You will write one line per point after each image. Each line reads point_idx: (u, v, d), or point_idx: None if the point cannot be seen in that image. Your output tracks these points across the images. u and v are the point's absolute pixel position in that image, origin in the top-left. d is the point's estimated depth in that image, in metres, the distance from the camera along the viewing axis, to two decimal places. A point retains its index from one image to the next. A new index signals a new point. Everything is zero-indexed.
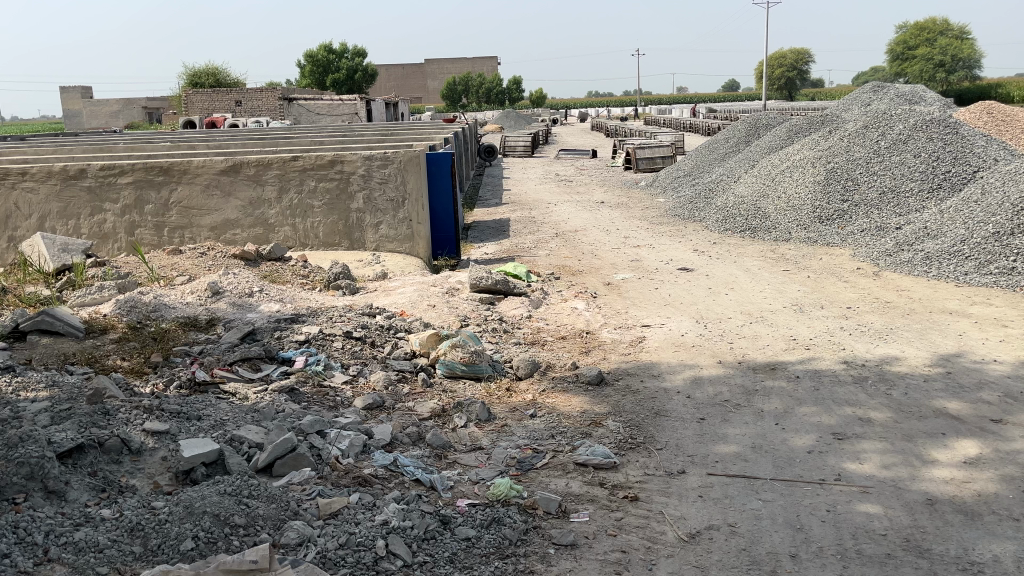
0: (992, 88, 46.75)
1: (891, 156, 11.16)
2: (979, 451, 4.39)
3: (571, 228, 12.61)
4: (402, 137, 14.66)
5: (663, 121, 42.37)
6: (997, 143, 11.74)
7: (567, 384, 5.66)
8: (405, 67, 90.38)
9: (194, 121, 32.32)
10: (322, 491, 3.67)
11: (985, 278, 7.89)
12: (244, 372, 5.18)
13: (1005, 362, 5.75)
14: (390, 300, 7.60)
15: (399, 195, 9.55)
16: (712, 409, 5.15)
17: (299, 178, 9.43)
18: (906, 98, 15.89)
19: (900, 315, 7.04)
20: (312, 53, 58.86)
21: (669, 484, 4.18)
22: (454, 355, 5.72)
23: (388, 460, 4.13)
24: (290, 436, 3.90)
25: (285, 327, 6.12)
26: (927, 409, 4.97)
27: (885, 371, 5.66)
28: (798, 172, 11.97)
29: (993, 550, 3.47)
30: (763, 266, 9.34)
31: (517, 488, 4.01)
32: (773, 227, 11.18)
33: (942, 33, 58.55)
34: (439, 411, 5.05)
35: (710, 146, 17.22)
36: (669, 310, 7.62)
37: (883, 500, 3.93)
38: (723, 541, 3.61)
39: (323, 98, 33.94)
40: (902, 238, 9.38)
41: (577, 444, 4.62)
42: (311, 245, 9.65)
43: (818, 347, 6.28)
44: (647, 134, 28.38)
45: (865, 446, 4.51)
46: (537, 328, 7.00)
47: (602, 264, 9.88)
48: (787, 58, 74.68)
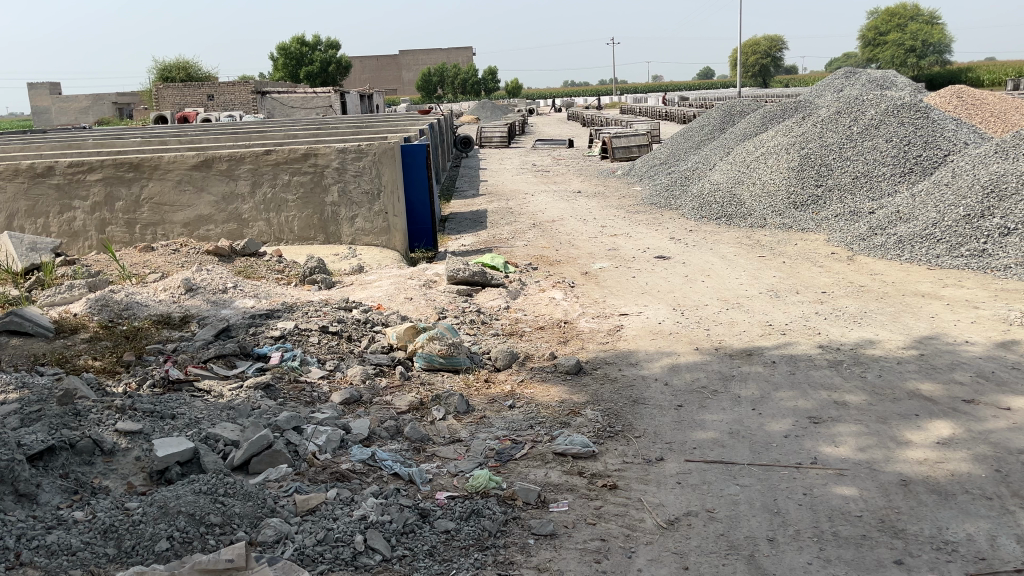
0: (962, 73, 47.33)
1: (863, 141, 11.26)
2: (952, 432, 4.44)
3: (548, 218, 12.61)
4: (377, 129, 14.53)
5: (639, 110, 42.52)
6: (966, 127, 11.87)
7: (545, 374, 5.67)
8: (380, 59, 89.86)
9: (166, 115, 31.89)
10: (299, 488, 3.64)
11: (957, 261, 7.99)
12: (218, 368, 5.12)
13: (977, 343, 5.82)
14: (367, 293, 7.56)
15: (375, 187, 9.48)
16: (689, 396, 5.18)
17: (273, 172, 9.34)
18: (877, 83, 16.03)
19: (874, 299, 7.11)
20: (285, 45, 58.17)
21: (648, 471, 4.20)
22: (432, 347, 5.70)
23: (365, 455, 4.10)
24: (266, 433, 3.86)
25: (260, 323, 6.05)
26: (901, 391, 5.03)
27: (860, 355, 5.71)
28: (772, 159, 12.03)
29: (967, 529, 3.51)
30: (738, 253, 9.40)
31: (497, 479, 4.01)
32: (748, 213, 11.24)
33: (913, 18, 59.04)
34: (417, 403, 5.03)
35: (685, 134, 17.26)
36: (646, 298, 7.64)
37: (859, 481, 3.97)
38: (702, 527, 3.63)
39: (296, 90, 33.56)
40: (875, 222, 9.46)
41: (556, 434, 4.62)
42: (286, 240, 9.56)
43: (793, 332, 6.33)
44: (623, 123, 28.43)
45: (840, 429, 4.56)
46: (515, 319, 6.99)
47: (579, 254, 9.88)
48: (761, 45, 74.89)
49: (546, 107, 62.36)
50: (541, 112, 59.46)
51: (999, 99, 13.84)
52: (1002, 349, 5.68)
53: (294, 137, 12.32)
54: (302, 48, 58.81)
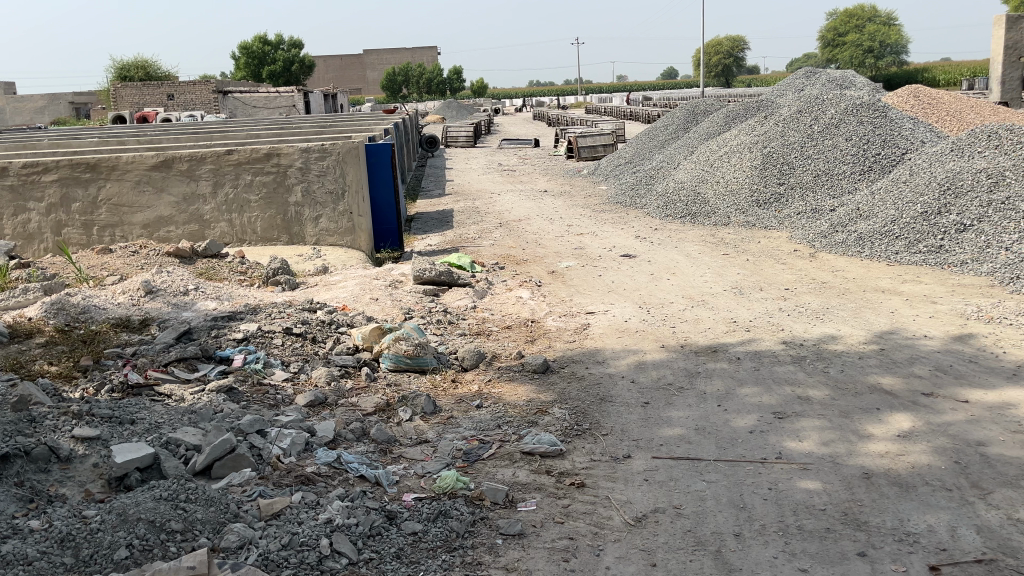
0: (918, 73, 48.41)
1: (824, 139, 11.43)
2: (912, 425, 4.52)
3: (515, 217, 12.61)
4: (341, 128, 14.40)
5: (604, 110, 42.71)
6: (923, 125, 12.10)
7: (512, 373, 5.65)
8: (344, 58, 89.17)
9: (125, 115, 31.31)
10: (262, 492, 3.59)
11: (915, 257, 8.14)
12: (179, 372, 5.02)
13: (935, 337, 5.94)
14: (331, 294, 7.48)
15: (339, 186, 9.38)
16: (655, 393, 5.20)
17: (234, 172, 9.21)
18: (837, 83, 16.28)
19: (835, 295, 7.21)
20: (246, 45, 57.44)
21: (616, 469, 4.21)
22: (398, 348, 5.66)
23: (331, 458, 4.05)
24: (228, 436, 3.79)
25: (223, 325, 5.95)
26: (862, 386, 5.11)
27: (822, 350, 5.79)
28: (735, 158, 12.15)
29: (928, 521, 3.57)
30: (703, 251, 9.48)
31: (464, 480, 3.99)
32: (712, 212, 11.34)
33: (870, 19, 60.20)
34: (383, 404, 4.99)
35: (649, 133, 17.36)
36: (613, 296, 7.67)
37: (822, 475, 4.02)
38: (669, 523, 3.65)
39: (258, 90, 33.13)
40: (836, 219, 9.60)
41: (523, 433, 4.61)
42: (249, 241, 9.43)
43: (757, 329, 6.40)
44: (589, 122, 28.54)
45: (804, 424, 4.61)
46: (482, 319, 6.97)
47: (546, 253, 9.88)
48: (724, 45, 75.74)
49: (513, 107, 62.41)
50: (506, 112, 59.40)
51: (954, 99, 14.15)
52: (959, 343, 5.80)
53: (257, 137, 12.17)
54: (265, 47, 58.12)
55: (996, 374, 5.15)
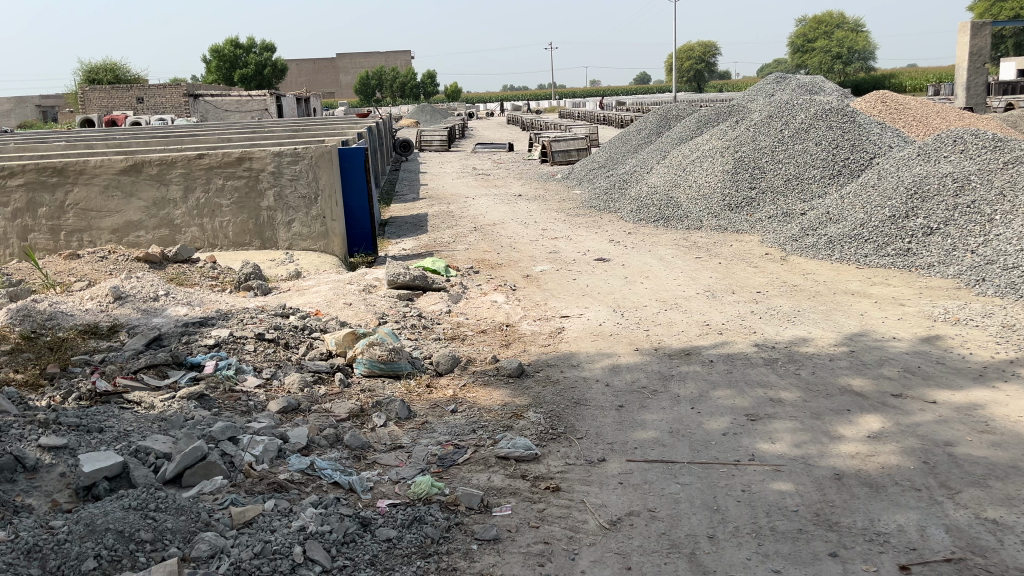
0: (885, 79, 49.24)
1: (794, 144, 11.56)
2: (881, 425, 4.58)
3: (489, 221, 12.61)
4: (314, 132, 14.30)
5: (577, 114, 42.88)
6: (890, 130, 12.29)
7: (487, 378, 5.65)
8: (316, 62, 88.69)
9: (93, 119, 30.87)
10: (234, 500, 3.54)
11: (883, 259, 8.27)
12: (149, 379, 4.95)
13: (903, 339, 6.02)
14: (305, 299, 7.42)
15: (311, 191, 9.31)
16: (629, 396, 5.22)
17: (206, 177, 9.11)
18: (806, 88, 16.49)
19: (806, 298, 7.29)
20: (217, 48, 56.91)
21: (590, 472, 4.21)
22: (372, 353, 5.63)
23: (304, 464, 4.01)
24: (199, 444, 3.73)
25: (194, 331, 5.87)
26: (833, 388, 5.16)
27: (794, 353, 5.85)
28: (708, 162, 12.25)
29: (898, 520, 3.61)
30: (677, 254, 9.54)
31: (439, 485, 3.97)
32: (685, 215, 11.43)
33: (839, 25, 61.09)
34: (357, 410, 4.95)
35: (623, 137, 17.45)
36: (587, 300, 7.69)
37: (794, 477, 4.06)
38: (644, 527, 3.66)
39: (230, 94, 32.83)
40: (807, 223, 9.70)
41: (498, 437, 4.61)
42: (220, 246, 9.34)
43: (730, 331, 6.45)
44: (562, 127, 28.65)
45: (776, 426, 4.65)
46: (456, 323, 6.96)
47: (521, 257, 9.89)
48: (695, 50, 76.42)
49: (487, 111, 62.44)
50: (479, 116, 59.42)
51: (921, 104, 14.39)
52: (927, 344, 5.89)
53: (229, 140, 12.06)
54: (236, 50, 57.62)
55: (963, 375, 5.24)
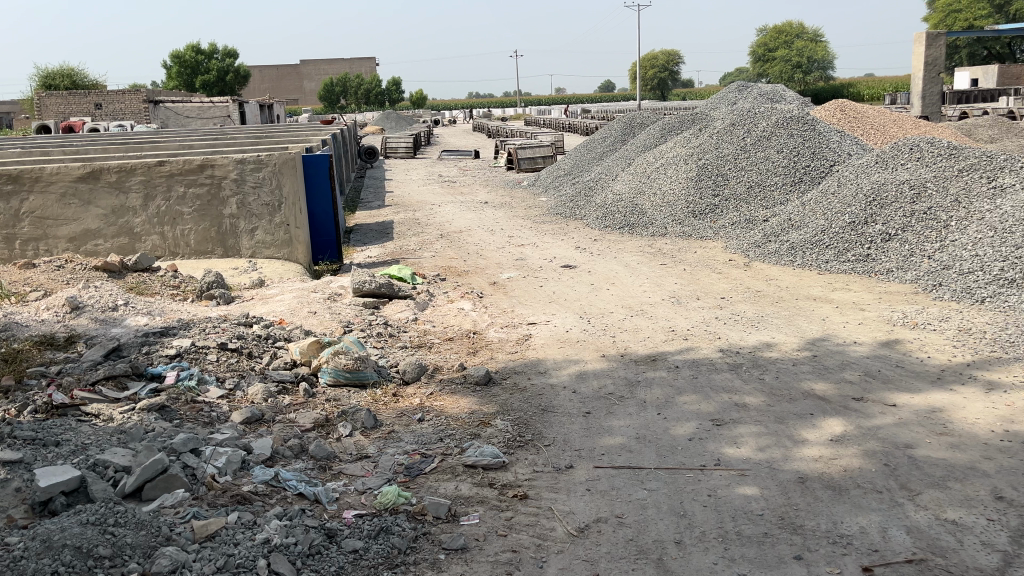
0: (843, 88, 50.23)
1: (756, 151, 11.72)
2: (843, 429, 4.65)
3: (456, 229, 12.58)
4: (278, 139, 14.16)
5: (543, 122, 43.07)
6: (849, 138, 12.52)
7: (454, 386, 5.62)
8: (280, 69, 87.98)
9: (48, 125, 30.23)
10: (197, 513, 3.48)
11: (843, 265, 8.42)
12: (108, 391, 4.84)
13: (864, 344, 6.13)
14: (268, 308, 7.33)
15: (275, 199, 9.21)
16: (596, 403, 5.23)
17: (166, 184, 8.97)
18: (767, 96, 16.74)
19: (769, 303, 7.39)
20: (178, 53, 56.13)
21: (558, 479, 4.21)
22: (337, 362, 5.57)
23: (268, 476, 3.95)
24: (160, 457, 3.66)
25: (154, 341, 5.76)
26: (796, 392, 5.23)
27: (758, 358, 5.92)
28: (672, 170, 12.37)
29: (860, 523, 3.67)
30: (642, 261, 9.61)
31: (406, 495, 3.94)
32: (650, 222, 11.53)
33: (798, 35, 62.12)
34: (322, 420, 4.89)
35: (588, 144, 17.55)
36: (553, 307, 7.71)
37: (759, 481, 4.09)
38: (611, 533, 3.67)
39: (191, 100, 32.36)
40: (770, 229, 9.83)
41: (466, 446, 4.58)
42: (181, 254, 9.19)
43: (695, 337, 6.51)
44: (528, 134, 28.75)
45: (741, 430, 4.70)
46: (423, 331, 6.92)
47: (487, 264, 9.88)
48: (659, 58, 77.19)
49: (454, 118, 62.36)
50: (445, 123, 59.39)
51: (878, 112, 14.70)
52: (886, 348, 5.99)
53: (190, 147, 11.89)
54: (198, 56, 56.85)
55: (922, 378, 5.34)
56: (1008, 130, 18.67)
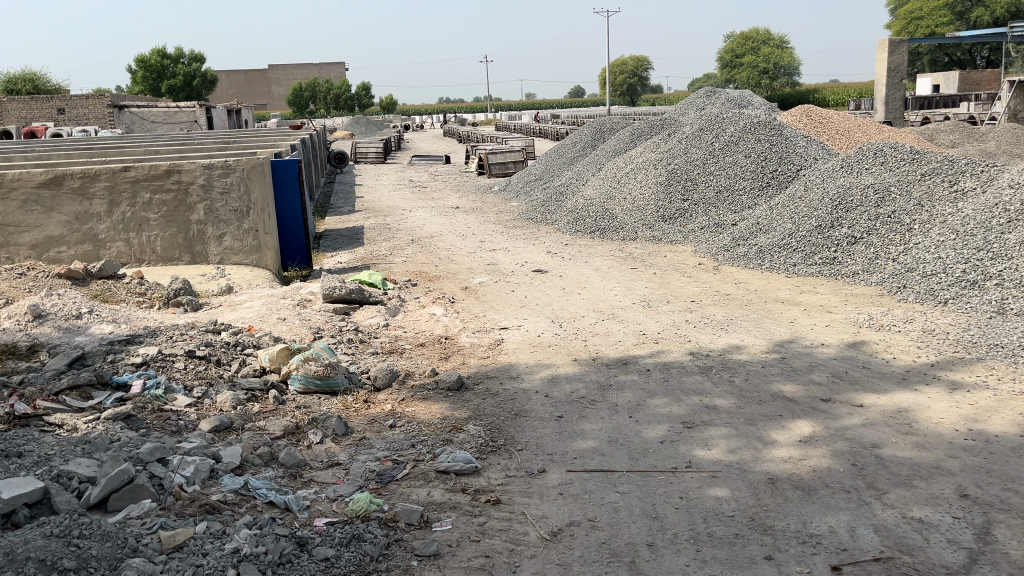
0: (809, 94, 51.00)
1: (724, 156, 11.85)
2: (812, 430, 4.70)
3: (427, 234, 12.55)
4: (246, 145, 14.01)
5: (513, 128, 43.20)
6: (815, 143, 12.70)
7: (426, 392, 5.60)
8: (248, 74, 87.23)
9: (9, 130, 29.63)
10: (164, 524, 3.42)
11: (811, 268, 8.53)
12: (72, 401, 4.75)
13: (831, 345, 6.21)
14: (236, 315, 7.25)
15: (243, 204, 9.12)
16: (568, 407, 5.24)
17: (132, 190, 8.83)
18: (735, 102, 16.94)
19: (738, 306, 7.47)
20: (143, 58, 55.35)
21: (531, 484, 4.21)
22: (307, 369, 5.52)
23: (237, 484, 3.90)
24: (126, 467, 3.60)
25: (120, 349, 5.66)
26: (765, 394, 5.28)
27: (727, 360, 5.97)
28: (642, 174, 12.45)
29: (829, 522, 3.71)
30: (613, 265, 9.66)
31: (378, 502, 3.91)
32: (620, 227, 11.59)
33: (765, 42, 62.94)
34: (292, 428, 4.84)
35: (558, 149, 17.61)
36: (525, 311, 7.72)
37: (729, 482, 4.13)
38: (584, 536, 3.67)
39: (157, 105, 31.92)
40: (738, 233, 9.94)
41: (438, 451, 4.57)
42: (148, 261, 9.05)
43: (666, 340, 6.55)
44: (498, 139, 28.79)
45: (711, 432, 4.73)
46: (394, 337, 6.89)
47: (459, 269, 9.87)
48: (627, 64, 77.79)
49: (424, 123, 62.23)
50: (415, 127, 59.28)
51: (843, 118, 14.94)
52: (853, 350, 6.09)
53: (156, 153, 11.72)
54: (163, 60, 56.16)
55: (887, 379, 5.43)
56: (968, 135, 19.09)
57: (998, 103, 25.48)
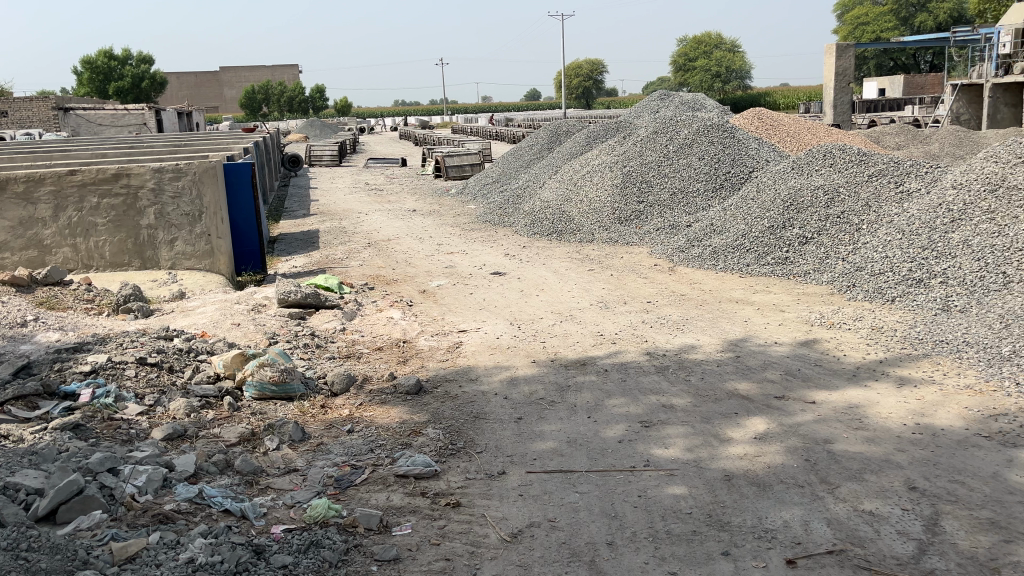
0: (760, 96, 51.92)
1: (679, 159, 12.01)
2: (766, 427, 4.78)
3: (384, 237, 12.47)
4: (198, 148, 13.79)
5: (470, 130, 43.21)
6: (767, 145, 12.94)
7: (384, 396, 5.56)
8: (198, 76, 85.74)
9: None
10: (116, 535, 3.34)
11: (764, 268, 8.69)
12: (18, 411, 4.61)
13: (784, 344, 6.33)
14: (189, 321, 7.11)
15: (196, 208, 8.95)
16: (528, 408, 5.26)
17: (78, 194, 8.62)
18: (689, 105, 17.18)
19: (694, 306, 7.57)
20: (90, 59, 54.02)
21: (491, 486, 4.21)
22: (263, 375, 5.44)
23: (192, 493, 3.83)
24: (75, 477, 3.50)
25: (67, 357, 5.51)
26: (721, 392, 5.36)
27: (684, 359, 6.05)
28: (598, 177, 12.53)
29: (784, 517, 3.78)
30: (570, 267, 9.72)
31: (336, 507, 3.87)
32: (577, 229, 11.67)
33: (717, 45, 63.95)
34: (248, 434, 4.77)
35: (515, 151, 17.65)
36: (484, 314, 7.72)
37: (687, 480, 4.18)
38: (544, 537, 3.68)
39: (104, 108, 31.18)
40: (692, 234, 10.07)
41: (397, 455, 4.54)
42: (96, 267, 8.84)
43: (623, 341, 6.61)
44: (455, 142, 28.76)
45: (669, 431, 4.79)
46: (351, 341, 6.83)
47: (416, 272, 9.83)
48: (583, 67, 78.35)
49: (380, 126, 61.88)
50: (370, 130, 58.85)
51: (794, 120, 15.25)
52: (805, 347, 6.22)
53: (104, 156, 11.47)
54: (110, 62, 54.92)
55: (838, 375, 5.56)
56: (913, 137, 19.66)
57: (941, 107, 26.29)
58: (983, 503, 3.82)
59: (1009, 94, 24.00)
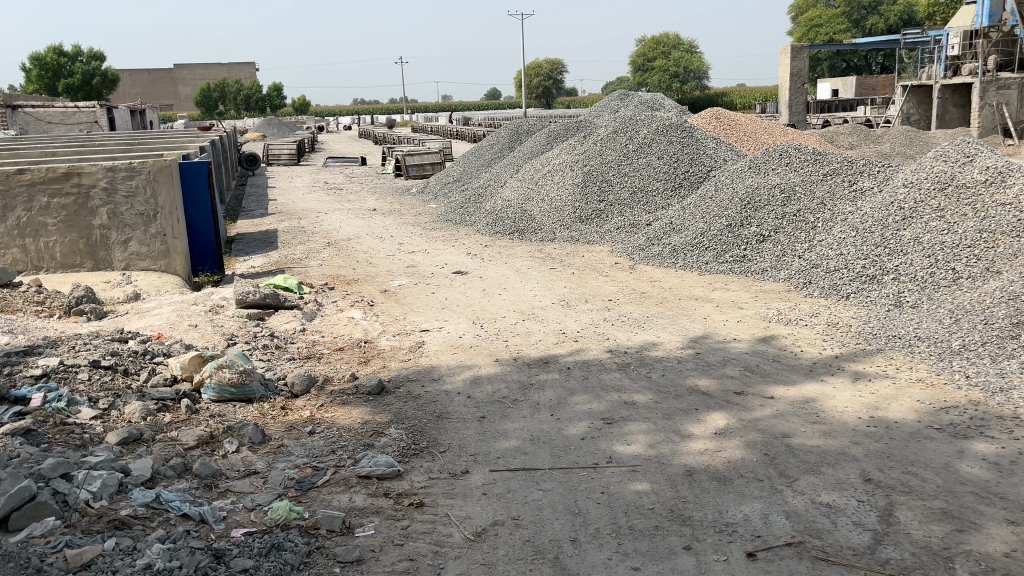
0: (718, 96, 52.57)
1: (638, 158, 12.10)
2: (726, 422, 4.85)
3: (344, 236, 12.36)
4: (153, 146, 13.51)
5: (430, 130, 43.04)
6: (724, 145, 13.10)
7: (346, 397, 5.51)
8: (152, 74, 84.04)
9: None
10: (70, 542, 3.26)
11: (722, 266, 8.82)
12: None
13: (743, 340, 6.42)
14: (144, 322, 6.97)
15: (150, 208, 8.76)
16: (490, 407, 5.25)
17: (27, 193, 8.42)
18: (649, 104, 17.33)
19: (654, 304, 7.64)
20: (38, 57, 52.47)
21: (454, 485, 4.20)
22: (221, 377, 5.35)
23: (149, 498, 3.75)
24: (27, 483, 3.41)
25: (17, 361, 5.35)
26: (682, 388, 5.42)
27: (644, 357, 6.10)
28: (558, 176, 12.56)
29: (744, 510, 3.83)
30: (532, 265, 9.74)
31: (298, 509, 3.82)
32: (539, 228, 11.70)
33: (676, 46, 64.57)
34: (207, 437, 4.69)
35: (476, 151, 17.63)
36: (445, 313, 7.70)
37: (649, 476, 4.22)
38: (508, 535, 3.69)
39: (54, 106, 30.34)
40: (652, 233, 10.16)
41: (359, 456, 4.50)
42: (46, 268, 8.64)
43: (584, 339, 6.63)
44: (415, 141, 28.62)
45: (631, 428, 4.82)
46: (312, 341, 6.76)
47: (377, 272, 9.76)
48: (543, 66, 78.55)
49: (339, 125, 61.30)
50: (329, 129, 58.27)
51: (750, 120, 15.47)
52: (763, 344, 6.31)
53: (54, 155, 11.19)
54: (60, 58, 53.51)
55: (796, 371, 5.65)
56: (865, 137, 20.09)
57: (892, 108, 26.88)
58: (936, 494, 3.93)
59: (957, 95, 24.63)
